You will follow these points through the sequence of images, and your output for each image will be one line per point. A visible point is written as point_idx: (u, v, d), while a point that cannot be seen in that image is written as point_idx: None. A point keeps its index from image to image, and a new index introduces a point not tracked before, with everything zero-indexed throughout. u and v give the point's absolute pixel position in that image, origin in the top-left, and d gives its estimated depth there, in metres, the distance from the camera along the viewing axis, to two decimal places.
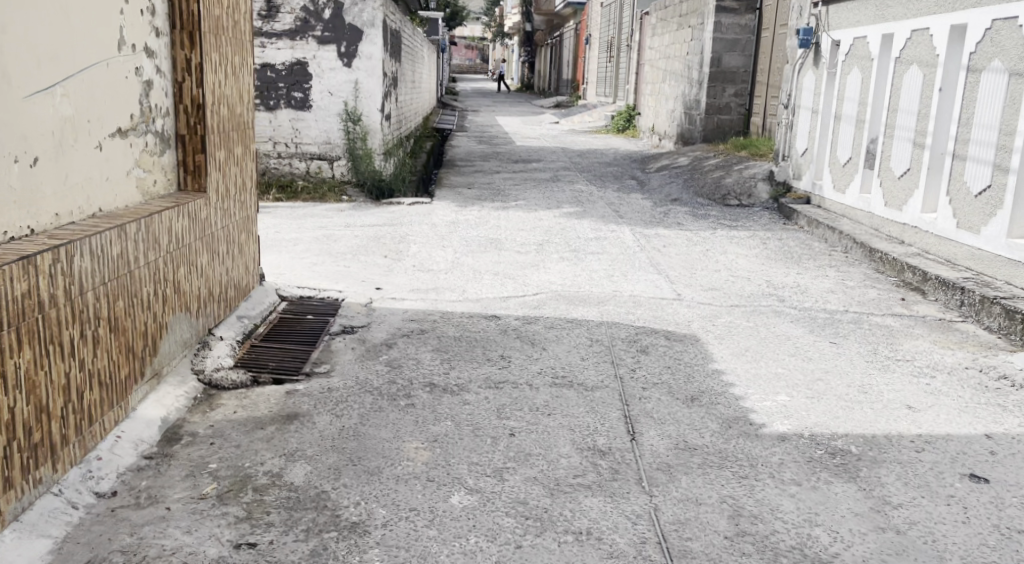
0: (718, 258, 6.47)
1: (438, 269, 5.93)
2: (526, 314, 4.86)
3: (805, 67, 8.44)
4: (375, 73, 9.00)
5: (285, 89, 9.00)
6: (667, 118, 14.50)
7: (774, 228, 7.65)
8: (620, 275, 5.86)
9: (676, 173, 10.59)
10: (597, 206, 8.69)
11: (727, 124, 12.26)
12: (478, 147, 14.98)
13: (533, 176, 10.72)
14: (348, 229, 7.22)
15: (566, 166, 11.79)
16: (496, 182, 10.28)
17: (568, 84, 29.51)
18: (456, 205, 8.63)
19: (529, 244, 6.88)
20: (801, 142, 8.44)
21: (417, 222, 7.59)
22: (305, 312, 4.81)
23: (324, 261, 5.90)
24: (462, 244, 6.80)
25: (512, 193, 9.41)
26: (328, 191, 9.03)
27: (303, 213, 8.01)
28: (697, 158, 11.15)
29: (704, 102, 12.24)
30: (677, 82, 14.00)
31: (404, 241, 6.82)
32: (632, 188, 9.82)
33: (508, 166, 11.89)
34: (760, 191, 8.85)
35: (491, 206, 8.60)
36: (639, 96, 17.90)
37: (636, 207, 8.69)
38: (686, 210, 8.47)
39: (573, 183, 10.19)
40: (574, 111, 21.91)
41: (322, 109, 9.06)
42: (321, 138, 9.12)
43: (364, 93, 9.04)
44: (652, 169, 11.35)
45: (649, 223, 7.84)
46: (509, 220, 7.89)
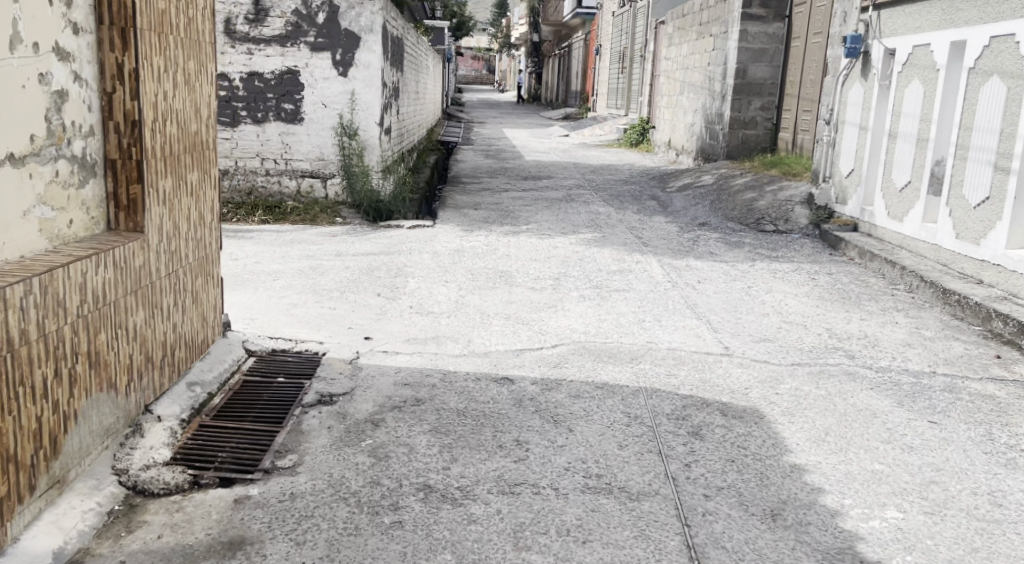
0: (764, 297, 5.60)
1: (440, 311, 5.07)
2: (546, 375, 4.00)
3: (852, 79, 7.60)
4: (373, 83, 8.14)
5: (274, 100, 8.13)
6: (686, 132, 13.64)
7: (820, 259, 6.78)
8: (653, 320, 5.00)
9: (701, 192, 9.72)
10: (618, 231, 7.82)
11: (753, 140, 11.40)
12: (485, 162, 14.11)
13: (544, 195, 9.87)
14: (339, 259, 6.37)
15: (581, 184, 10.94)
16: (505, 202, 9.43)
17: (576, 95, 28.69)
18: (462, 228, 7.80)
19: (544, 277, 6.02)
20: (847, 162, 7.59)
21: (418, 250, 6.76)
22: (277, 371, 3.93)
23: (306, 302, 5.03)
24: (467, 278, 5.95)
25: (522, 215, 8.57)
26: (321, 211, 8.15)
27: (292, 238, 7.16)
28: (723, 176, 10.29)
29: (728, 116, 11.38)
30: (697, 94, 13.15)
31: (401, 273, 5.96)
32: (654, 210, 8.95)
33: (517, 183, 11.04)
34: (799, 216, 7.98)
35: (501, 230, 7.76)
36: (653, 109, 17.08)
37: (661, 232, 7.82)
38: (717, 237, 7.60)
39: (589, 203, 9.33)
40: (584, 124, 21.08)
41: (315, 122, 8.19)
42: (314, 154, 8.26)
43: (360, 105, 8.18)
44: (673, 187, 10.49)
45: (678, 252, 6.97)
46: (521, 246, 7.04)
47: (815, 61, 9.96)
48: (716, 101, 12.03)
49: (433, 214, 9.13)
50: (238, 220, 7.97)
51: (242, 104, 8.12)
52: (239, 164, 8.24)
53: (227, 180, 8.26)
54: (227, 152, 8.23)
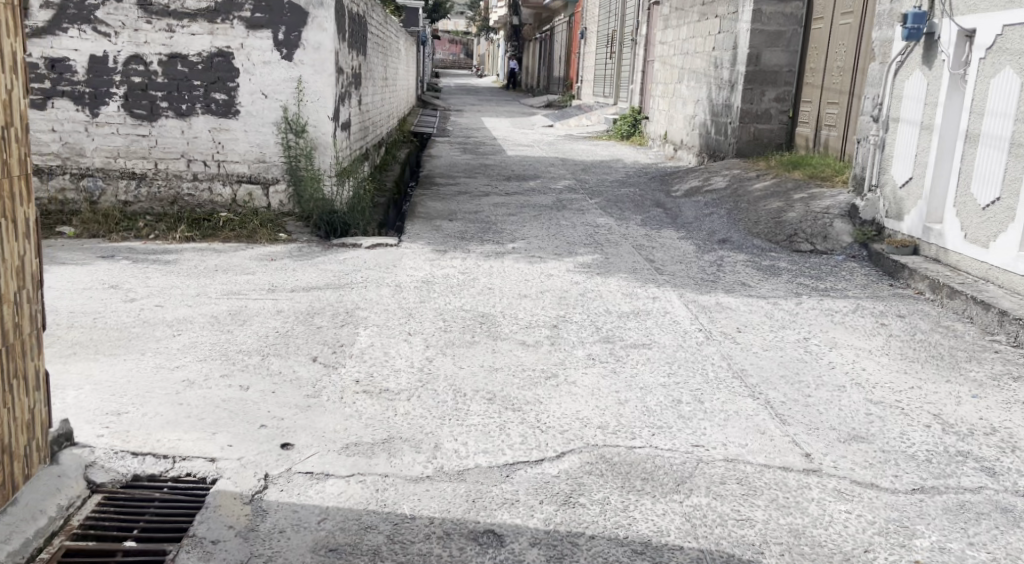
0: (831, 357, 4.22)
1: (398, 388, 3.65)
2: (552, 524, 2.64)
3: (907, 68, 6.21)
4: (324, 68, 6.69)
5: (202, 89, 6.65)
6: (686, 125, 12.26)
7: (881, 294, 5.42)
8: (693, 403, 3.61)
9: (713, 198, 8.32)
10: (622, 251, 6.42)
11: (766, 135, 10.03)
12: (462, 157, 12.62)
13: (531, 202, 8.45)
14: (273, 297, 4.93)
15: (572, 186, 9.53)
16: (485, 211, 8.01)
17: (559, 82, 27.25)
18: (435, 248, 6.40)
19: (537, 323, 4.61)
20: (901, 169, 6.24)
21: (376, 281, 5.34)
22: (137, 517, 2.63)
23: (205, 378, 3.58)
24: (439, 326, 4.52)
25: (506, 229, 7.17)
26: (261, 223, 6.69)
27: (221, 262, 5.72)
28: (737, 179, 8.90)
29: (739, 108, 9.99)
30: (699, 83, 11.76)
31: (349, 321, 4.53)
32: (662, 221, 7.55)
33: (499, 185, 9.61)
34: (840, 232, 6.60)
35: (482, 250, 6.36)
36: (645, 98, 15.70)
37: (675, 252, 6.43)
38: (747, 261, 6.20)
39: (583, 212, 7.92)
40: (569, 113, 19.64)
41: (254, 115, 6.73)
42: (252, 155, 6.82)
43: (310, 95, 6.73)
44: (680, 191, 9.10)
45: (703, 283, 5.57)
46: (508, 275, 5.62)
47: (843, 46, 8.58)
48: (723, 91, 10.63)
49: (401, 227, 7.71)
50: (157, 238, 6.49)
51: (162, 94, 6.61)
52: (159, 167, 6.75)
53: (145, 186, 6.77)
54: (145, 153, 6.74)
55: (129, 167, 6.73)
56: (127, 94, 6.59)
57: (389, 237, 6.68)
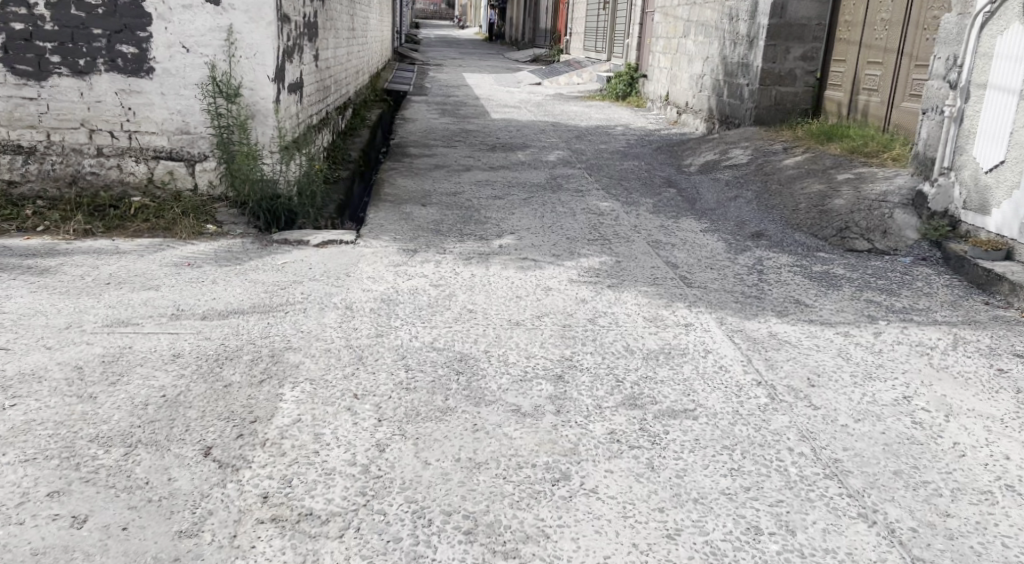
0: (953, 433, 2.98)
1: (327, 511, 2.46)
2: None
3: (1000, 20, 4.89)
4: (263, 19, 5.45)
5: (104, 39, 5.41)
6: (694, 86, 10.96)
7: (979, 316, 4.17)
8: (780, 536, 2.45)
9: (735, 177, 7.05)
10: (636, 253, 5.14)
11: (790, 100, 8.73)
12: (440, 120, 11.27)
13: (520, 183, 7.15)
14: (170, 331, 3.60)
15: (567, 163, 8.23)
16: (466, 194, 6.70)
17: (547, 36, 25.75)
18: (403, 248, 5.11)
19: (533, 376, 3.35)
20: (985, 149, 4.95)
21: (321, 306, 4.04)
22: None
23: (20, 501, 2.43)
24: (400, 379, 3.24)
25: (492, 220, 5.86)
26: (184, 212, 5.47)
27: (121, 270, 4.46)
28: (760, 153, 7.62)
29: (760, 68, 8.66)
30: (708, 39, 10.43)
31: (269, 376, 3.22)
32: (678, 209, 6.27)
33: (482, 158, 8.30)
34: (903, 226, 5.31)
35: (463, 253, 5.09)
36: (643, 55, 14.68)
37: (701, 253, 5.15)
38: (791, 264, 4.94)
39: (584, 197, 6.64)
40: (558, 70, 18.21)
41: (173, 74, 5.51)
42: (172, 124, 5.59)
43: (244, 51, 5.50)
44: (693, 168, 7.82)
45: (746, 300, 4.32)
46: (494, 293, 4.34)
47: None
48: (740, 47, 9.31)
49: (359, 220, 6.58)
50: (46, 230, 5.22)
51: (52, 45, 5.38)
52: (53, 138, 5.52)
53: (34, 162, 5.54)
54: (34, 121, 5.51)
55: (13, 139, 5.50)
56: (6, 45, 5.35)
57: (347, 231, 5.39)
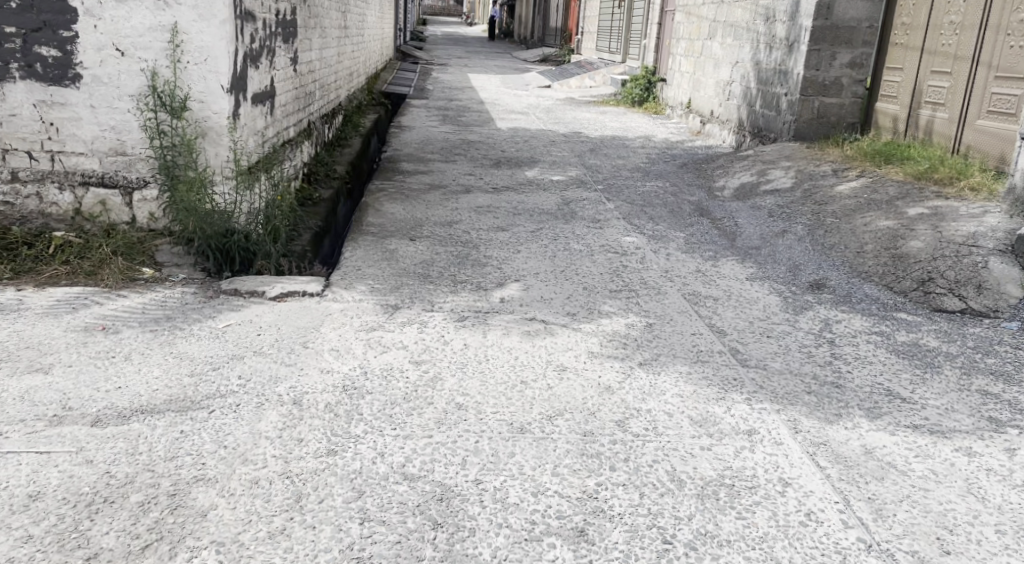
0: None
1: None
2: None
3: None
4: (215, 16, 4.54)
5: (22, 42, 4.56)
6: (721, 93, 10.06)
7: None
8: None
9: (777, 206, 6.07)
10: (670, 313, 4.14)
11: (833, 112, 7.75)
12: (442, 128, 10.30)
13: (528, 211, 6.15)
14: (40, 449, 2.68)
15: (581, 185, 7.23)
16: (463, 225, 5.70)
17: (557, 34, 24.72)
18: (381, 306, 4.14)
19: (544, 532, 2.43)
20: None
21: (260, 402, 3.04)
22: None
23: None
24: (349, 541, 2.37)
25: (495, 265, 4.88)
26: (113, 251, 4.54)
27: (12, 340, 3.53)
28: (804, 176, 6.61)
29: (803, 76, 7.69)
30: (739, 42, 9.45)
31: (161, 538, 2.35)
32: (714, 249, 5.27)
33: (485, 178, 7.31)
34: (1001, 279, 4.25)
35: (455, 310, 4.11)
36: (662, 57, 13.71)
37: (751, 313, 4.14)
38: (867, 330, 3.92)
39: (603, 231, 5.65)
40: (570, 71, 17.20)
41: (105, 82, 4.61)
42: (105, 143, 4.69)
43: (193, 56, 4.58)
44: (727, 192, 6.81)
45: (819, 388, 3.31)
46: (492, 379, 3.33)
47: None
48: (776, 51, 8.33)
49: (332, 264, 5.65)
50: None
51: None
52: None
53: None
54: None
55: None
56: None
57: (315, 278, 4.41)
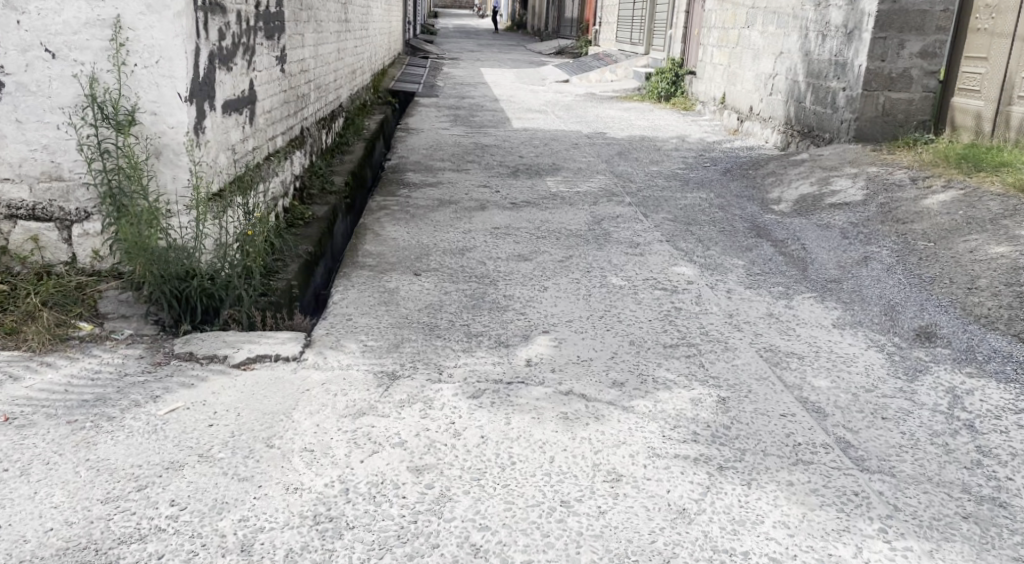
0: None
1: None
2: None
3: None
4: (168, 7, 3.63)
5: None
6: (762, 87, 9.36)
7: None
8: None
9: (848, 227, 5.17)
10: (747, 381, 3.20)
11: (902, 108, 6.94)
12: (454, 130, 9.43)
13: (554, 235, 5.25)
14: None
15: (613, 198, 6.32)
16: (478, 255, 4.81)
17: (573, 25, 23.75)
18: (373, 374, 3.23)
19: None
20: None
21: (192, 551, 2.27)
22: None
23: None
24: None
25: (517, 311, 3.97)
26: (44, 302, 3.64)
27: None
28: (878, 187, 5.66)
29: (866, 68, 6.91)
30: (784, 30, 8.77)
31: None
32: (784, 285, 4.35)
33: (504, 192, 6.41)
34: None
35: (468, 381, 3.19)
36: (690, 48, 12.80)
37: (851, 379, 3.22)
38: (1015, 407, 2.99)
39: (645, 259, 4.76)
40: (589, 64, 16.26)
41: (32, 91, 3.72)
42: (36, 166, 3.79)
43: (142, 57, 3.68)
44: (784, 206, 5.87)
45: (981, 510, 2.44)
46: (519, 500, 2.44)
47: None
48: (831, 40, 7.59)
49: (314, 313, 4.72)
50: None
51: None
52: None
53: None
54: None
55: None
56: None
57: (295, 336, 3.49)
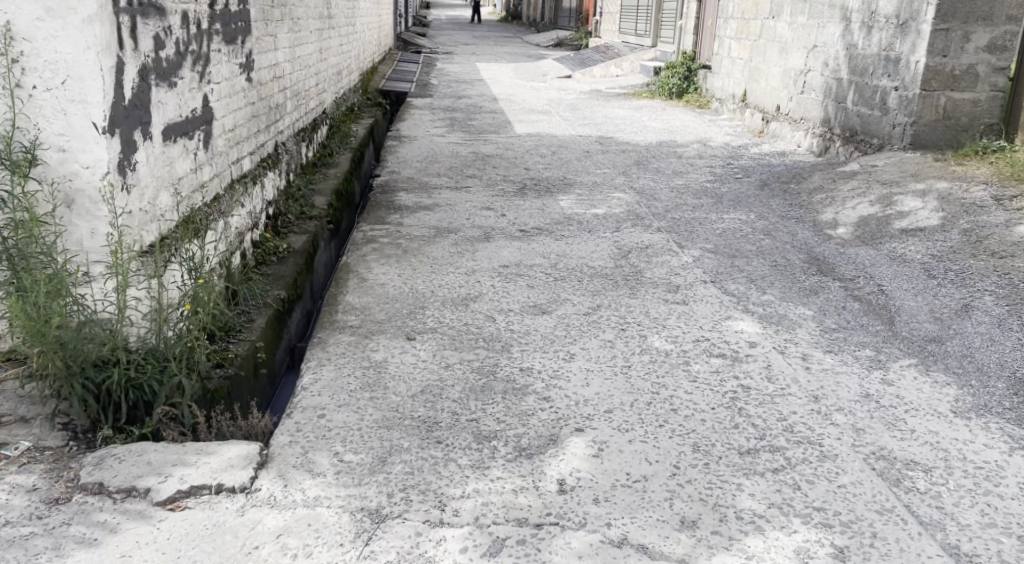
0: None
1: None
2: None
3: None
4: (74, 11, 2.73)
5: None
6: (791, 85, 8.53)
7: None
8: None
9: (932, 267, 4.41)
10: (869, 518, 2.39)
11: (965, 110, 6.42)
12: (452, 136, 8.58)
13: (576, 276, 4.41)
14: None
15: (639, 224, 5.49)
16: (486, 307, 3.95)
17: (571, 15, 22.83)
18: (349, 516, 2.34)
19: None
20: None
21: None
22: None
23: None
24: None
25: (537, 394, 3.09)
26: None
27: None
28: (955, 210, 5.05)
29: (923, 64, 6.35)
30: (819, 21, 7.93)
31: None
32: (871, 350, 3.53)
33: (512, 217, 5.58)
34: None
35: (476, 516, 2.36)
36: (702, 41, 11.97)
37: (1007, 510, 2.44)
38: None
39: (693, 311, 3.96)
40: (590, 57, 15.42)
41: None
42: None
43: (42, 76, 2.78)
44: (843, 239, 5.08)
45: None
46: None
47: None
48: (884, 31, 6.83)
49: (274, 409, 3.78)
50: None
51: None
52: None
53: None
54: None
55: None
56: None
57: (251, 449, 2.55)
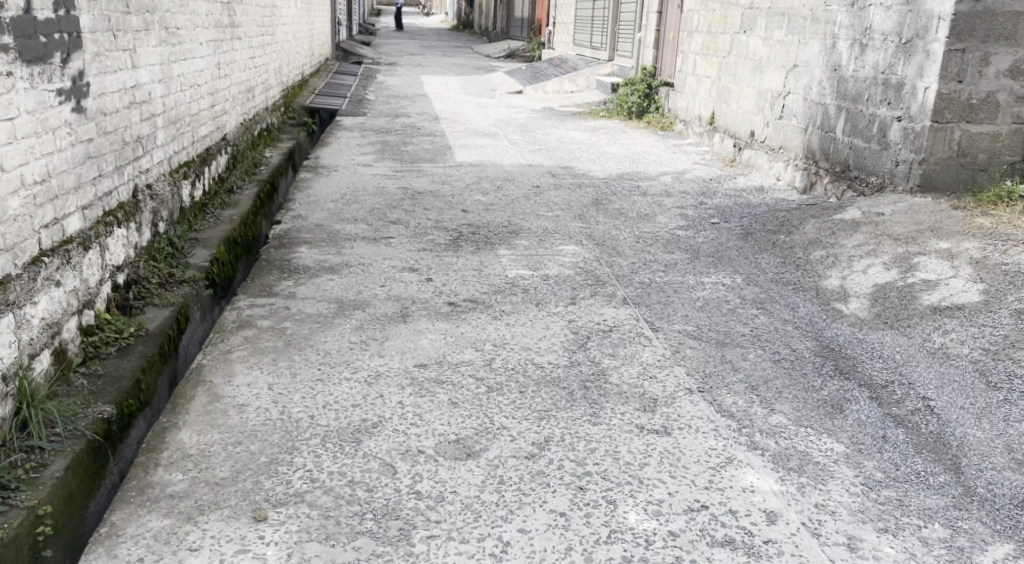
0: None
1: None
2: None
3: None
4: None
5: None
6: (768, 109, 7.47)
7: None
8: None
9: (989, 371, 3.32)
10: None
11: (983, 146, 5.40)
12: (380, 165, 7.37)
13: (517, 385, 3.23)
14: None
15: (599, 292, 4.34)
16: (386, 446, 2.75)
17: (524, 26, 21.72)
18: None
19: None
20: None
21: None
22: None
23: None
24: None
25: None
26: None
27: None
28: (998, 280, 3.99)
29: (934, 92, 5.30)
30: (800, 36, 6.88)
31: None
32: (943, 529, 2.45)
33: (439, 283, 4.39)
34: None
35: None
36: (664, 55, 10.90)
37: None
38: None
39: (680, 448, 2.81)
40: (543, 71, 14.29)
41: None
42: None
43: None
44: (858, 319, 3.98)
45: None
46: None
47: None
48: (880, 51, 5.78)
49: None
50: None
51: None
52: None
53: None
54: None
55: None
56: None
57: None
